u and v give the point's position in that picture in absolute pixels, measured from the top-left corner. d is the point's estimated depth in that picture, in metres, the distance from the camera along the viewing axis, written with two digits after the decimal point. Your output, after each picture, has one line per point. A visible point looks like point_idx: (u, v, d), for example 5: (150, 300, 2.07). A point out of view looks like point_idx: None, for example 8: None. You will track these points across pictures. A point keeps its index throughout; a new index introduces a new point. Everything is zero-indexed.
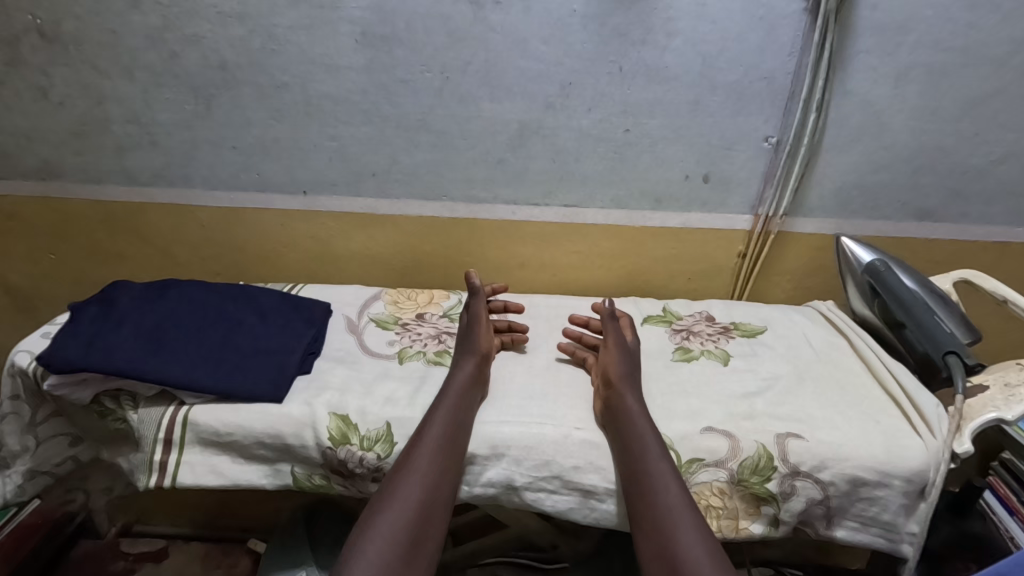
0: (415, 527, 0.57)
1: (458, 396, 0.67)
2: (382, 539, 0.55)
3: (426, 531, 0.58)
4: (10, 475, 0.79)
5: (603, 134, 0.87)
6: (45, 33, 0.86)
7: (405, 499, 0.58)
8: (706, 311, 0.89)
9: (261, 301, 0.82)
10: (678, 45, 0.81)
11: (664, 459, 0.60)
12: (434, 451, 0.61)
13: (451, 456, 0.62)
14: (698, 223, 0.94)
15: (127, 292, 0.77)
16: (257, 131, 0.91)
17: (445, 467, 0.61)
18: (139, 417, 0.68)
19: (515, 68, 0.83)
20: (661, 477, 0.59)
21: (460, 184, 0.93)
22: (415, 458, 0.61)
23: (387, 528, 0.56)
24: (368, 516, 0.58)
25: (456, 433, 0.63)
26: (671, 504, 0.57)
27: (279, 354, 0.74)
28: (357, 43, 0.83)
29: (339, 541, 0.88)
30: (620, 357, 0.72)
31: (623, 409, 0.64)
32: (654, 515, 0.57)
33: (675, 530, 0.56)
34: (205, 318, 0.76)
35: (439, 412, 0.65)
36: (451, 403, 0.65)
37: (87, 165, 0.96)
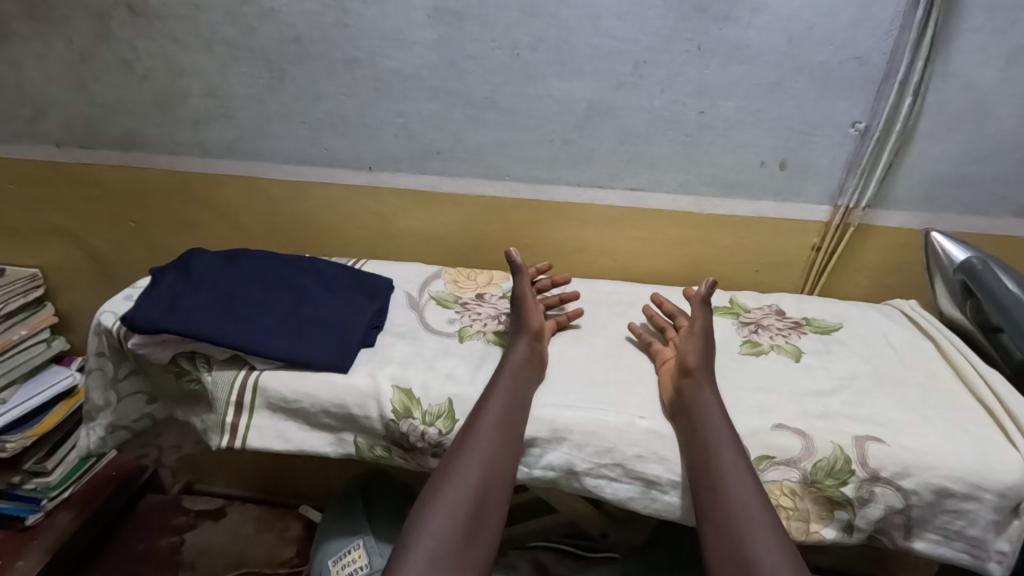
0: (475, 505, 0.57)
1: (513, 377, 0.66)
2: (444, 514, 0.56)
3: (486, 508, 0.58)
4: (94, 427, 0.85)
5: (676, 116, 0.84)
6: (133, 7, 0.89)
7: (465, 476, 0.58)
8: (777, 304, 0.85)
9: (327, 273, 0.83)
10: (763, 21, 0.76)
11: (736, 454, 0.58)
12: (495, 430, 0.61)
13: (511, 436, 0.61)
14: (771, 212, 0.89)
15: (201, 260, 0.80)
16: (327, 106, 0.92)
17: (505, 447, 0.61)
18: (214, 379, 0.71)
19: (587, 45, 0.81)
20: (733, 472, 0.57)
21: (524, 165, 0.92)
22: (475, 436, 0.61)
23: (449, 503, 0.57)
24: (429, 491, 0.58)
25: (515, 413, 0.63)
26: (743, 500, 0.55)
27: (345, 326, 0.75)
28: (429, 18, 0.83)
29: (393, 512, 0.89)
30: (695, 345, 0.69)
31: (692, 401, 0.62)
32: (723, 510, 0.55)
33: (745, 528, 0.54)
34: (274, 287, 0.79)
35: (497, 392, 0.64)
36: (508, 383, 0.65)
37: (167, 137, 1.00)
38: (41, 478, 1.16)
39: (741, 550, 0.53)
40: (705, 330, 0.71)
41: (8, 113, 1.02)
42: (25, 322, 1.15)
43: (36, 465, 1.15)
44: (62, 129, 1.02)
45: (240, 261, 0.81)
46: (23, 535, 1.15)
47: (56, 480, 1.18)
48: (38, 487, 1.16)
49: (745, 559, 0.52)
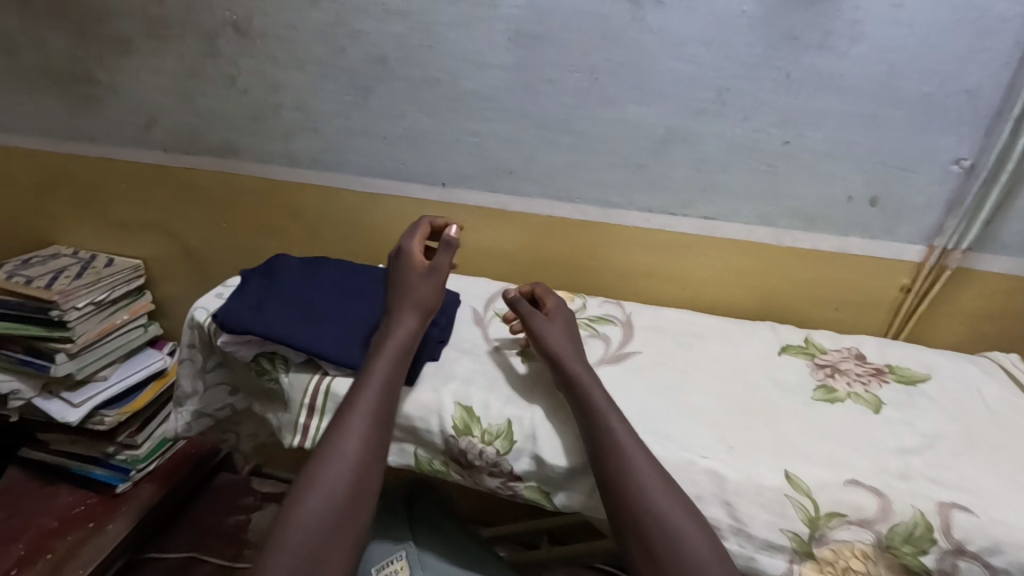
0: (358, 481, 0.60)
1: (387, 361, 0.67)
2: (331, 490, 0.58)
3: (366, 482, 0.61)
4: (182, 412, 0.92)
5: (758, 146, 0.81)
6: (237, 27, 0.96)
7: (350, 453, 0.61)
8: (857, 347, 0.81)
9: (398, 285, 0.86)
10: (860, 51, 0.72)
11: (615, 417, 0.63)
12: (375, 409, 0.64)
13: (381, 415, 0.64)
14: (857, 249, 0.84)
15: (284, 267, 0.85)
16: (406, 123, 0.96)
17: (376, 424, 0.64)
18: (290, 380, 0.75)
19: (669, 71, 0.80)
20: (620, 435, 0.61)
21: (595, 188, 0.91)
22: (355, 415, 0.63)
23: (333, 479, 0.59)
24: (313, 466, 0.60)
25: (388, 393, 0.66)
26: (635, 463, 0.60)
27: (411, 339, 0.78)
28: (510, 41, 0.84)
29: (435, 523, 0.90)
30: (555, 327, 0.74)
31: (575, 377, 0.67)
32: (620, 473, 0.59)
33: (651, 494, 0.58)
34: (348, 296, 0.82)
35: (376, 375, 0.66)
36: (385, 372, 0.66)
37: (260, 147, 1.07)
38: (131, 451, 1.28)
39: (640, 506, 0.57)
40: (566, 316, 0.77)
41: (125, 120, 1.13)
42: (127, 308, 1.27)
43: (128, 438, 1.26)
44: (169, 136, 1.12)
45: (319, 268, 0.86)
46: (113, 502, 1.27)
47: (143, 454, 1.29)
48: (128, 458, 1.27)
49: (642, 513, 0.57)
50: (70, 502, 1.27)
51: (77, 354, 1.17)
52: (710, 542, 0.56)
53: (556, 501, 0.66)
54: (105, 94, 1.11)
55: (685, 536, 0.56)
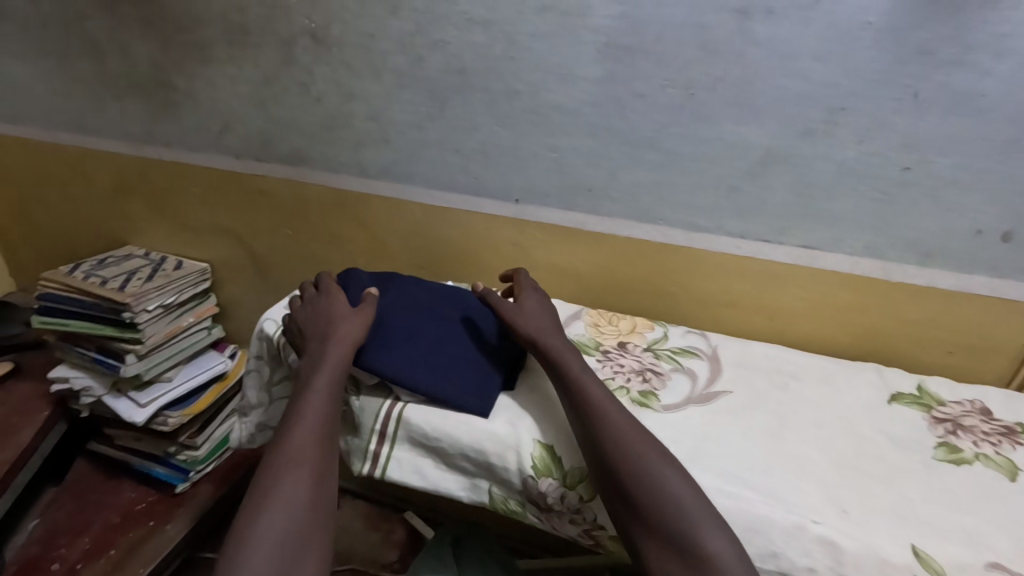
0: (315, 497, 0.60)
1: (330, 379, 0.67)
2: (287, 509, 0.58)
3: (321, 498, 0.61)
4: (247, 422, 0.91)
5: (872, 172, 0.74)
6: (315, 35, 0.95)
7: (300, 474, 0.60)
8: (980, 401, 0.71)
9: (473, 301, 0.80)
10: (1005, 69, 0.64)
11: (592, 379, 0.66)
12: (316, 426, 0.64)
13: (326, 431, 0.65)
14: (981, 289, 0.76)
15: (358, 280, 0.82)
16: (482, 136, 0.92)
17: (323, 441, 0.64)
18: (360, 404, 0.72)
19: (775, 87, 0.73)
20: (597, 392, 0.64)
21: (682, 210, 0.85)
22: (296, 435, 0.63)
23: (289, 500, 0.59)
24: (262, 492, 0.59)
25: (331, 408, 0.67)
26: (611, 417, 0.62)
27: (485, 367, 0.73)
28: (600, 53, 0.79)
29: None
30: (535, 315, 0.75)
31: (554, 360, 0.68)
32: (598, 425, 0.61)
33: (635, 450, 0.59)
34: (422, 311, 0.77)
35: (314, 394, 0.66)
36: (325, 390, 0.67)
37: (330, 156, 1.06)
38: (190, 451, 1.29)
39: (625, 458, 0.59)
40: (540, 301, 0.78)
41: (200, 126, 1.14)
42: (192, 310, 1.28)
43: (189, 439, 1.28)
44: (241, 143, 1.12)
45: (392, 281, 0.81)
46: (173, 500, 1.30)
47: (202, 455, 1.31)
48: (187, 458, 1.29)
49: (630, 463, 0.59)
50: (133, 498, 1.30)
51: (146, 355, 1.19)
52: (697, 497, 0.57)
53: None
54: (182, 100, 1.12)
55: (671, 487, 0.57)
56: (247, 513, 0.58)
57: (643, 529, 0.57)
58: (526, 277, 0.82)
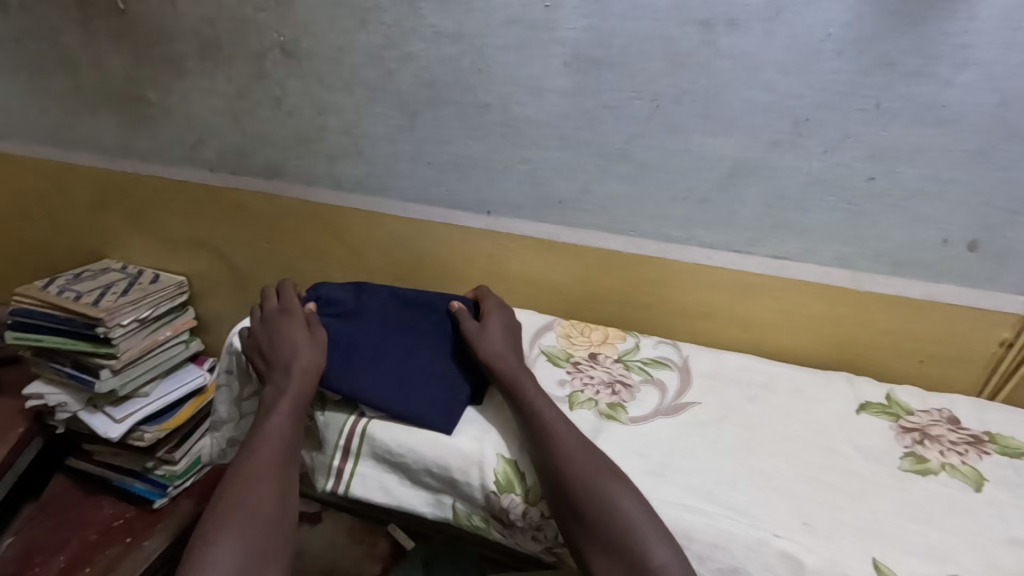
0: (273, 515, 0.59)
1: (292, 398, 0.68)
2: (245, 526, 0.57)
3: (280, 516, 0.60)
4: (216, 438, 0.90)
5: (840, 182, 0.73)
6: (285, 49, 0.95)
7: (257, 492, 0.60)
8: (949, 409, 0.72)
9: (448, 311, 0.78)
10: (968, 79, 0.64)
11: (546, 402, 0.66)
12: (278, 445, 0.64)
13: (291, 448, 0.65)
14: (953, 298, 0.75)
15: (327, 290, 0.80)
16: (453, 149, 0.92)
17: (286, 458, 0.64)
18: (325, 420, 0.71)
19: (742, 98, 0.73)
20: (552, 413, 0.64)
21: (653, 221, 0.85)
22: (258, 453, 0.63)
23: (247, 517, 0.58)
24: (221, 508, 0.59)
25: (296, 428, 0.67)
26: (565, 439, 0.62)
27: (452, 382, 0.72)
28: (567, 65, 0.79)
29: None
30: (495, 331, 0.74)
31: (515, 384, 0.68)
32: (553, 446, 0.61)
33: (589, 474, 0.59)
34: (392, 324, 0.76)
35: (277, 412, 0.67)
36: (287, 408, 0.67)
37: (304, 169, 1.05)
38: (169, 466, 1.28)
39: (579, 480, 0.58)
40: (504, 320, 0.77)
41: (175, 140, 1.13)
42: (169, 324, 1.27)
43: (167, 454, 1.27)
44: (216, 156, 1.11)
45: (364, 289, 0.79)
46: (152, 516, 1.28)
47: (180, 470, 1.29)
48: (166, 473, 1.28)
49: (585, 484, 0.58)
50: (112, 514, 1.29)
51: (121, 369, 1.19)
52: (652, 521, 0.56)
53: None
54: (156, 113, 1.11)
55: (625, 514, 0.56)
56: (203, 534, 0.57)
57: (600, 554, 0.56)
58: (492, 297, 0.81)
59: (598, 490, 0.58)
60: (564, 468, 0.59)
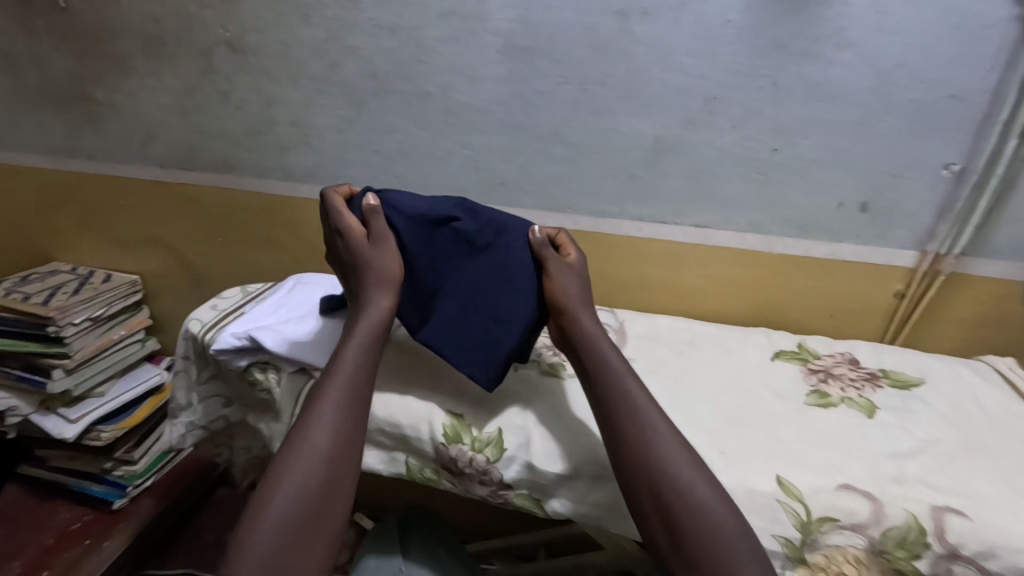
0: (335, 462, 0.56)
1: (356, 340, 0.63)
2: (302, 474, 0.54)
3: (343, 464, 0.56)
4: (177, 423, 0.93)
5: (748, 154, 0.82)
6: (232, 44, 0.98)
7: (318, 439, 0.56)
8: (850, 352, 0.81)
9: (527, 255, 0.68)
10: (847, 58, 0.73)
11: (627, 369, 0.62)
12: (345, 389, 0.60)
13: (362, 394, 0.61)
14: (851, 256, 0.84)
15: (412, 202, 0.72)
16: (400, 137, 0.97)
17: (354, 406, 0.59)
18: (283, 388, 0.78)
19: (658, 81, 0.81)
20: (629, 379, 0.61)
21: (588, 198, 0.92)
22: (326, 399, 0.59)
23: (305, 464, 0.54)
24: (285, 451, 0.56)
25: (364, 372, 0.62)
26: (644, 409, 0.59)
27: (488, 335, 0.67)
28: (500, 54, 0.85)
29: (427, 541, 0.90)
30: (573, 283, 0.68)
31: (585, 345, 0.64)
32: (626, 413, 0.58)
33: (663, 449, 0.56)
34: (467, 262, 0.69)
35: (346, 355, 0.62)
36: (355, 352, 0.62)
37: (255, 161, 1.08)
38: (128, 466, 1.27)
39: (651, 448, 0.56)
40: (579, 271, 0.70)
41: (123, 138, 1.14)
42: (123, 323, 1.27)
43: (126, 453, 1.26)
44: (166, 152, 1.13)
45: (455, 210, 0.69)
46: (111, 518, 1.26)
47: (141, 469, 1.29)
48: (124, 474, 1.27)
49: (655, 454, 0.55)
50: (70, 518, 1.26)
51: (75, 369, 1.17)
52: (721, 500, 0.54)
53: (547, 508, 0.66)
54: (103, 112, 1.12)
55: (691, 493, 0.53)
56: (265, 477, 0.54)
57: (667, 544, 0.53)
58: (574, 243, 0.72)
59: (671, 463, 0.55)
60: (638, 438, 0.57)
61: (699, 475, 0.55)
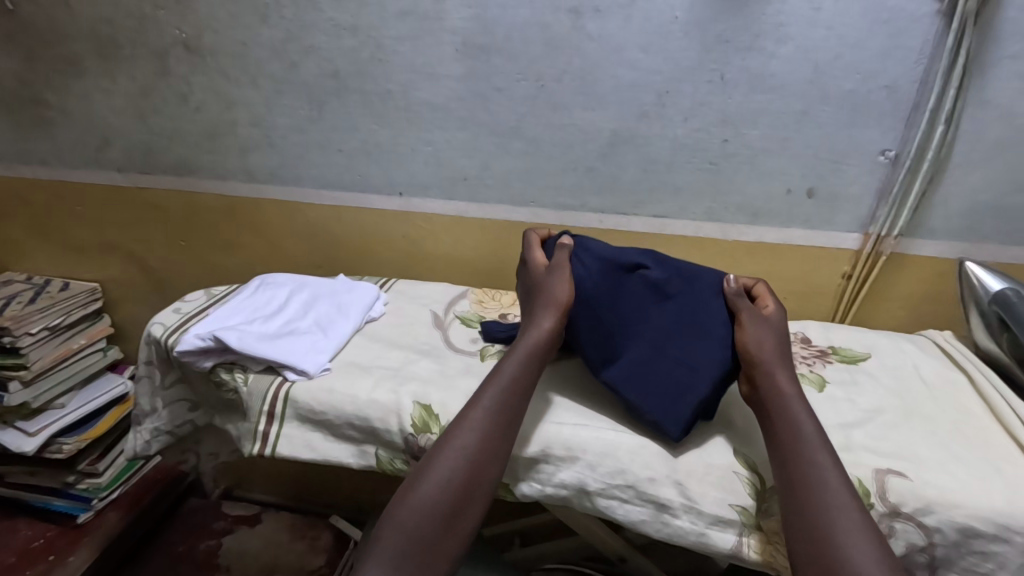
0: (488, 448, 0.59)
1: (530, 342, 0.66)
2: (457, 451, 0.59)
3: (495, 451, 0.59)
4: (140, 431, 0.90)
5: (699, 145, 0.85)
6: (189, 46, 0.97)
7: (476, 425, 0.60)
8: (802, 332, 0.84)
9: (720, 306, 0.67)
10: (787, 52, 0.77)
11: (801, 408, 0.59)
12: (508, 384, 0.63)
13: (523, 392, 0.63)
14: (800, 240, 0.88)
15: (604, 248, 0.73)
16: (362, 135, 0.97)
17: (513, 400, 0.62)
18: (249, 388, 0.75)
19: (611, 76, 0.83)
20: (804, 421, 0.58)
21: (549, 191, 0.94)
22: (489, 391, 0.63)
23: (461, 444, 0.59)
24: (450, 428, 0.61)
25: (528, 371, 0.65)
26: (812, 453, 0.55)
27: (678, 378, 0.63)
28: (458, 52, 0.87)
29: None
30: (768, 334, 0.65)
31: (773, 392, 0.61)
32: (789, 450, 0.56)
33: (829, 493, 0.53)
34: (655, 308, 0.68)
35: (515, 354, 0.65)
36: (523, 352, 0.66)
37: (216, 163, 1.07)
38: (92, 479, 1.25)
39: (811, 489, 0.53)
40: (778, 321, 0.67)
41: (77, 142, 1.12)
42: (83, 332, 1.24)
43: (89, 466, 1.23)
44: (123, 156, 1.11)
45: (642, 258, 0.69)
46: (76, 531, 1.23)
47: (105, 481, 1.26)
48: (89, 486, 1.24)
49: (814, 496, 0.53)
50: (30, 536, 1.22)
51: (32, 381, 1.13)
52: (874, 547, 0.49)
53: (516, 492, 0.66)
54: (55, 116, 1.10)
55: (849, 542, 0.50)
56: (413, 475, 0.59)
57: None
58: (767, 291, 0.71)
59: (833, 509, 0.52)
60: (804, 478, 0.54)
61: (860, 523, 0.51)
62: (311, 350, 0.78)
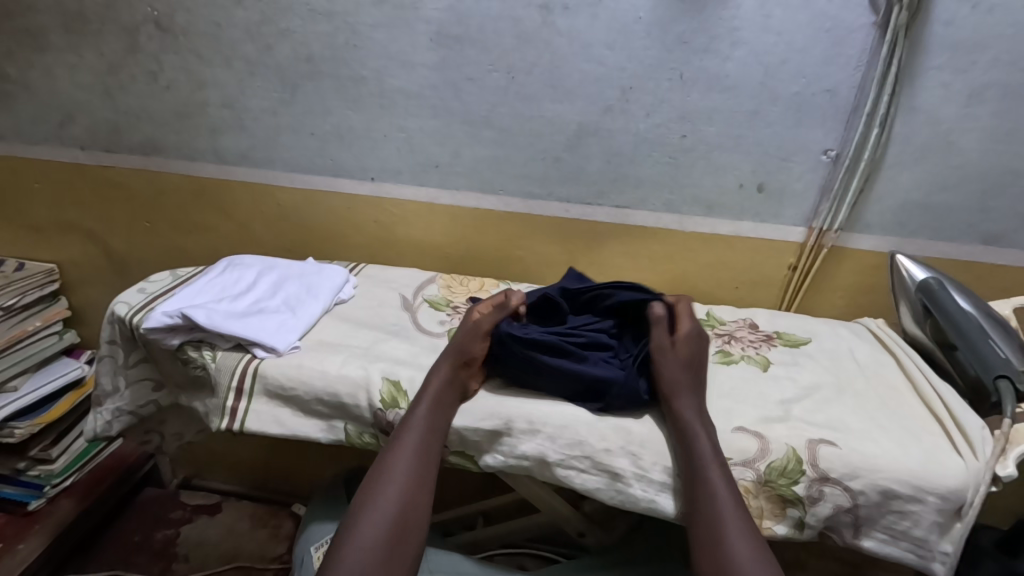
0: (398, 521, 0.59)
1: (432, 397, 0.66)
2: (367, 531, 0.58)
3: (412, 513, 0.60)
4: (102, 411, 0.88)
5: (659, 140, 0.90)
6: (160, 23, 0.97)
7: (381, 500, 0.60)
8: (750, 319, 0.90)
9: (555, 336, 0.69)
10: (741, 54, 0.83)
11: (717, 470, 0.58)
12: (415, 446, 0.63)
13: (426, 456, 0.63)
14: (750, 232, 0.94)
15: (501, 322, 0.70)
16: (334, 120, 0.99)
17: (421, 463, 0.63)
18: (218, 364, 0.75)
19: (579, 70, 0.88)
20: (721, 490, 0.57)
21: (517, 180, 0.97)
22: (393, 465, 0.62)
23: (374, 517, 0.59)
24: (358, 503, 0.60)
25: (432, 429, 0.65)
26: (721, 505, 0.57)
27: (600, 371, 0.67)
28: (432, 42, 0.90)
29: None
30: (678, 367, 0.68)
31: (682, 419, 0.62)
32: (708, 522, 0.56)
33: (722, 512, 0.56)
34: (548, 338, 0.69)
35: (417, 417, 0.65)
36: (426, 409, 0.65)
37: (185, 144, 1.06)
38: (44, 466, 1.18)
39: (721, 559, 0.54)
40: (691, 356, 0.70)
41: (38, 118, 1.09)
42: (38, 314, 1.20)
43: (41, 452, 1.17)
44: (87, 134, 1.09)
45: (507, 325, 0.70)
46: (25, 521, 1.16)
47: (59, 469, 1.19)
48: (42, 473, 1.18)
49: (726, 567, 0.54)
50: None
51: None
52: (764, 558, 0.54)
53: (480, 462, 0.68)
54: (15, 90, 1.07)
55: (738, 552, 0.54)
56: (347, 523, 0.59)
57: None
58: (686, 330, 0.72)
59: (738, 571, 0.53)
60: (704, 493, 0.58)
61: (752, 543, 0.55)
62: (280, 329, 0.78)
